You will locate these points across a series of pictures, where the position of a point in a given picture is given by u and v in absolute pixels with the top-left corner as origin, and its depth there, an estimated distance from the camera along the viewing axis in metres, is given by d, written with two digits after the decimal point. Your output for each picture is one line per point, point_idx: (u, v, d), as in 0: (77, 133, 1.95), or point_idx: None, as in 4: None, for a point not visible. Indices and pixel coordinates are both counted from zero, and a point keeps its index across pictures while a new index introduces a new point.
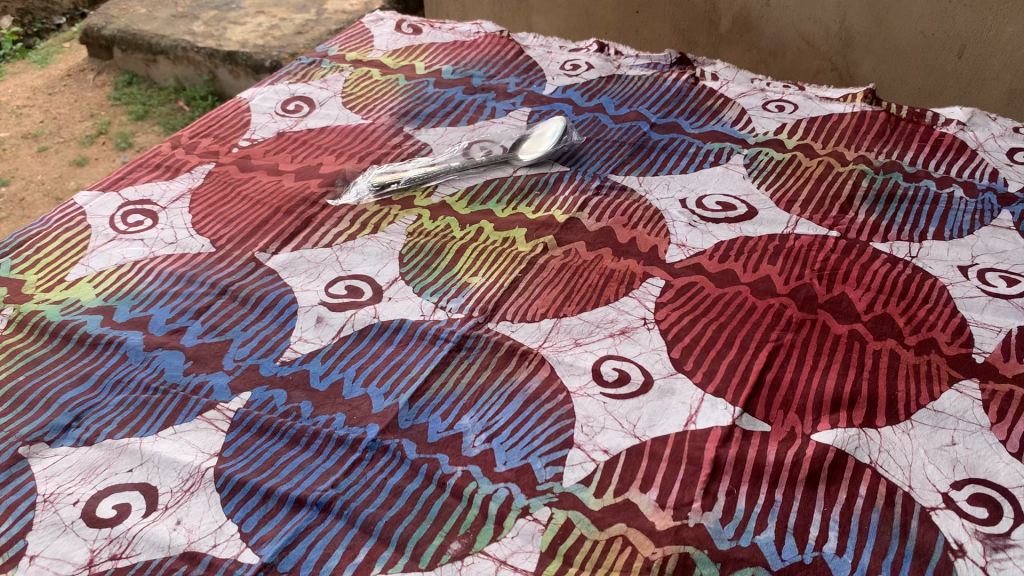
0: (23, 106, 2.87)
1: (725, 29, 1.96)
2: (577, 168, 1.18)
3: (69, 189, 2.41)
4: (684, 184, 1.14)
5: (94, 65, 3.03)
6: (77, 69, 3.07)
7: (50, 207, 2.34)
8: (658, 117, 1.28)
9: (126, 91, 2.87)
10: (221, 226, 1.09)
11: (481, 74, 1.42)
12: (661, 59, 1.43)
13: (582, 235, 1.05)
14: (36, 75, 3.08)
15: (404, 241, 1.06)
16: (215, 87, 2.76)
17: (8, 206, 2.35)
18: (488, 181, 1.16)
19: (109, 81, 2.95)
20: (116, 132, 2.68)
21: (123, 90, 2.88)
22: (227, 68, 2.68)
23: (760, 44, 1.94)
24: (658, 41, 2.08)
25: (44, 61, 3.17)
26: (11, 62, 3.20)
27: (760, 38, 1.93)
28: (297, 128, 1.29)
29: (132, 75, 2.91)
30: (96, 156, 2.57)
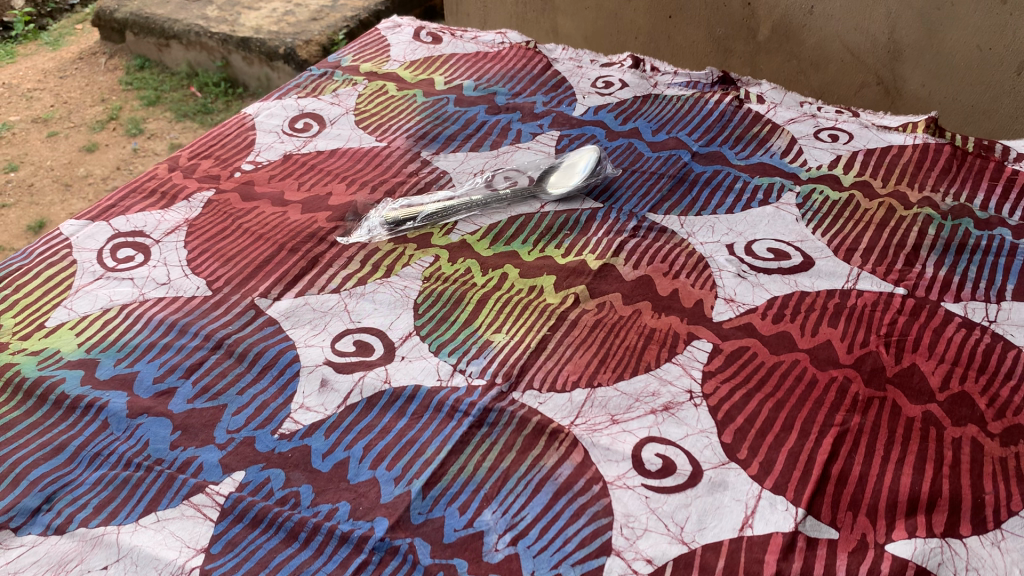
0: (32, 90, 2.77)
1: (763, 38, 1.83)
2: (612, 204, 1.07)
3: (79, 175, 2.31)
4: (731, 226, 1.03)
5: (106, 49, 2.93)
6: (89, 51, 2.96)
7: (59, 194, 2.24)
8: (700, 146, 1.17)
9: (138, 76, 2.77)
10: (218, 265, 0.99)
11: (505, 91, 1.31)
12: (701, 77, 1.32)
13: (618, 285, 0.95)
14: (47, 57, 2.99)
15: (420, 288, 0.95)
16: (228, 73, 2.65)
17: (18, 191, 2.25)
18: (513, 218, 1.05)
19: (121, 64, 2.85)
20: (128, 117, 2.57)
21: (134, 75, 2.78)
22: (240, 54, 2.58)
23: (801, 54, 1.81)
24: (690, 48, 1.96)
25: (57, 43, 3.08)
26: (24, 44, 3.11)
27: (801, 48, 1.80)
28: (306, 151, 1.19)
29: (144, 59, 2.81)
30: (107, 142, 2.46)
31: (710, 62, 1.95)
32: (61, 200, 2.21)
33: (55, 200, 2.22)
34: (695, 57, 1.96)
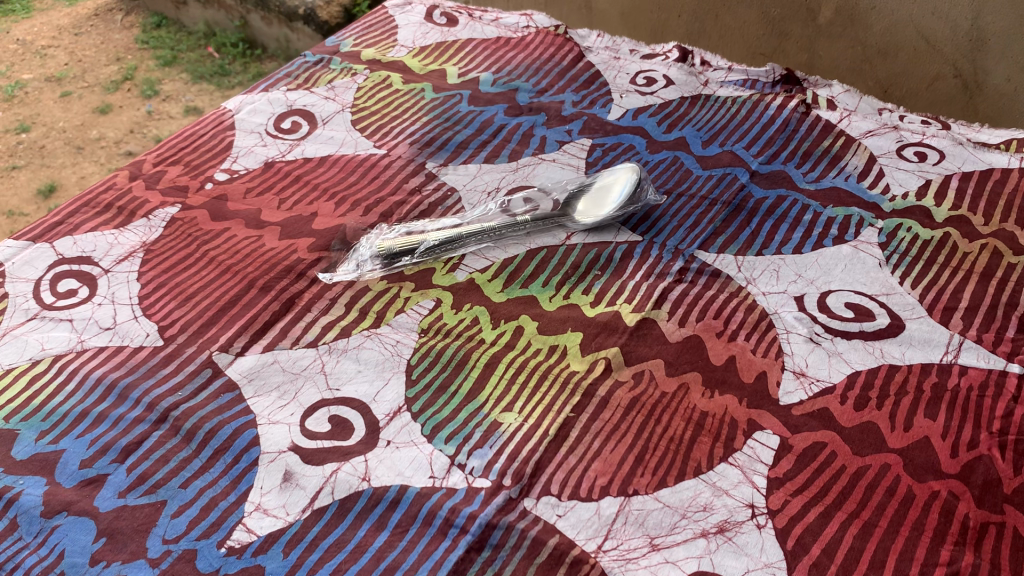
0: (47, 47, 2.54)
1: (824, 20, 1.54)
2: (653, 236, 0.88)
3: (92, 138, 2.10)
4: (799, 271, 0.84)
5: (123, 6, 2.73)
6: (105, 9, 2.75)
7: (72, 158, 2.04)
8: (760, 163, 0.98)
9: (155, 34, 2.57)
10: (175, 305, 0.82)
11: (529, 87, 1.12)
12: (759, 75, 1.12)
13: (660, 349, 0.76)
14: (63, 12, 2.76)
15: (416, 343, 0.78)
16: (246, 34, 2.48)
17: (27, 154, 2.05)
18: (533, 252, 0.87)
19: (137, 22, 2.65)
20: (141, 78, 2.36)
21: (151, 33, 2.58)
22: (259, 14, 2.39)
23: (866, 43, 1.52)
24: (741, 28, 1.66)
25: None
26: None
27: (868, 33, 1.50)
28: (290, 157, 1.01)
29: (161, 18, 2.63)
30: (121, 104, 2.25)
31: (761, 46, 1.65)
32: (72, 166, 2.01)
33: (67, 163, 2.02)
34: (745, 39, 1.67)
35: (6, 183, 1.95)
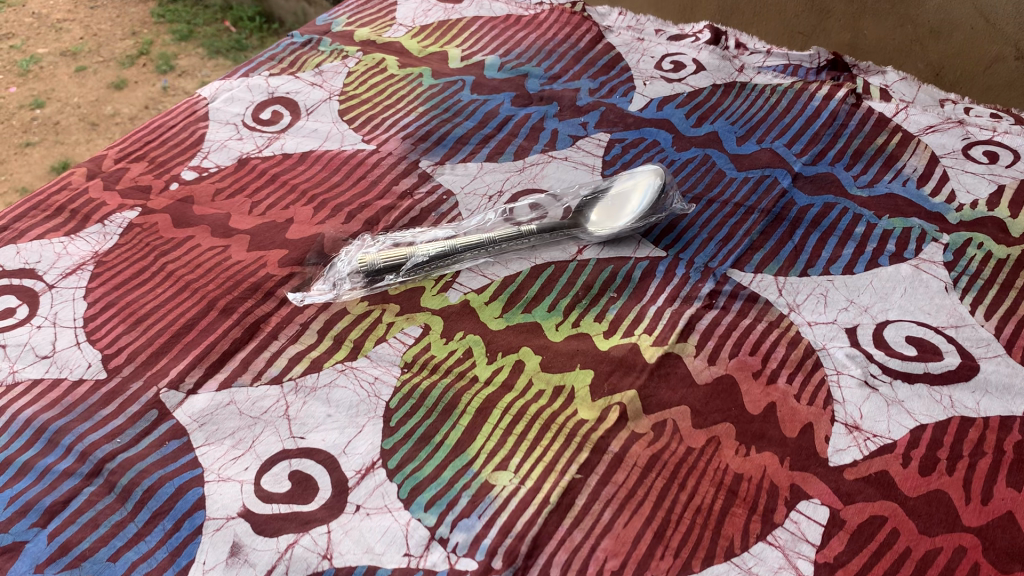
0: (62, 21, 2.26)
1: None
2: (679, 251, 0.76)
3: (108, 115, 1.90)
4: (850, 297, 0.71)
5: None
6: None
7: (86, 134, 1.85)
8: (804, 164, 0.84)
9: (170, 7, 2.35)
10: (123, 329, 0.72)
11: (540, 72, 0.99)
12: (802, 60, 0.99)
13: (685, 392, 0.64)
14: None
15: (397, 381, 0.66)
16: (263, 7, 2.31)
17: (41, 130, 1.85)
18: (539, 268, 0.75)
19: None
20: (156, 53, 2.13)
21: (167, 6, 2.36)
22: None
23: (919, 19, 1.18)
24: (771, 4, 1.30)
25: None
26: None
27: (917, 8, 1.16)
28: (267, 152, 0.89)
29: None
30: (136, 79, 2.04)
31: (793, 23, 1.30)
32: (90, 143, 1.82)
33: (81, 138, 1.83)
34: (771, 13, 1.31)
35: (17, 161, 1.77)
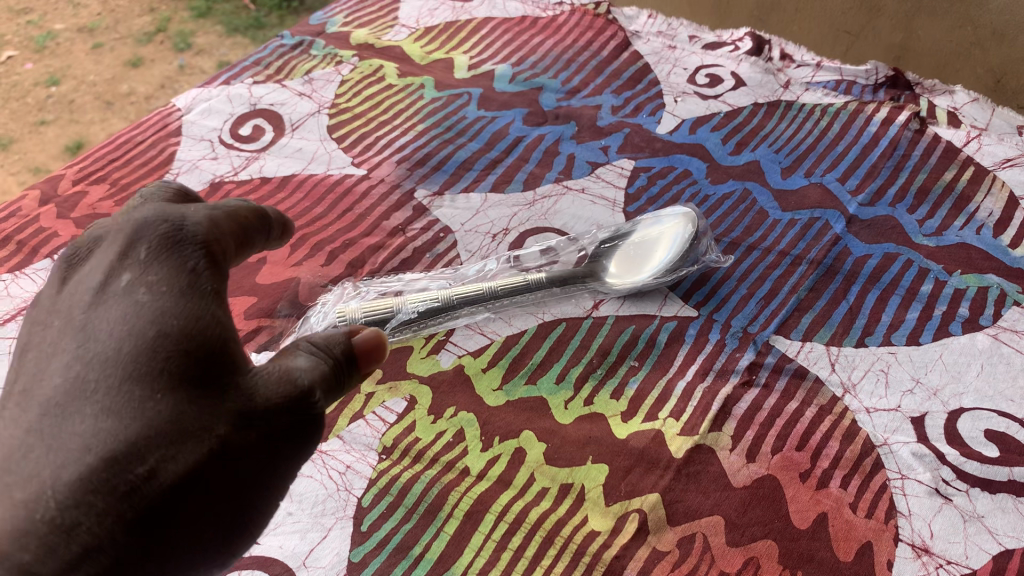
0: None
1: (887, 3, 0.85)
2: (713, 311, 0.65)
3: (131, 98, 1.30)
4: (916, 375, 0.60)
5: None
6: None
7: (104, 116, 1.26)
8: (861, 205, 0.73)
9: None
10: None
11: (557, 85, 0.88)
12: (857, 75, 0.87)
13: (719, 499, 0.53)
14: None
15: (373, 471, 0.56)
16: None
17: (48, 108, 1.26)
18: (548, 327, 0.64)
19: None
20: (176, 30, 1.45)
21: None
22: None
23: (980, 10, 0.79)
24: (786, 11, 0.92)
25: None
26: None
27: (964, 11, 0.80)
28: (243, 176, 0.79)
29: None
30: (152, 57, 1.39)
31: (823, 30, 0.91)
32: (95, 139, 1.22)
33: (97, 119, 1.25)
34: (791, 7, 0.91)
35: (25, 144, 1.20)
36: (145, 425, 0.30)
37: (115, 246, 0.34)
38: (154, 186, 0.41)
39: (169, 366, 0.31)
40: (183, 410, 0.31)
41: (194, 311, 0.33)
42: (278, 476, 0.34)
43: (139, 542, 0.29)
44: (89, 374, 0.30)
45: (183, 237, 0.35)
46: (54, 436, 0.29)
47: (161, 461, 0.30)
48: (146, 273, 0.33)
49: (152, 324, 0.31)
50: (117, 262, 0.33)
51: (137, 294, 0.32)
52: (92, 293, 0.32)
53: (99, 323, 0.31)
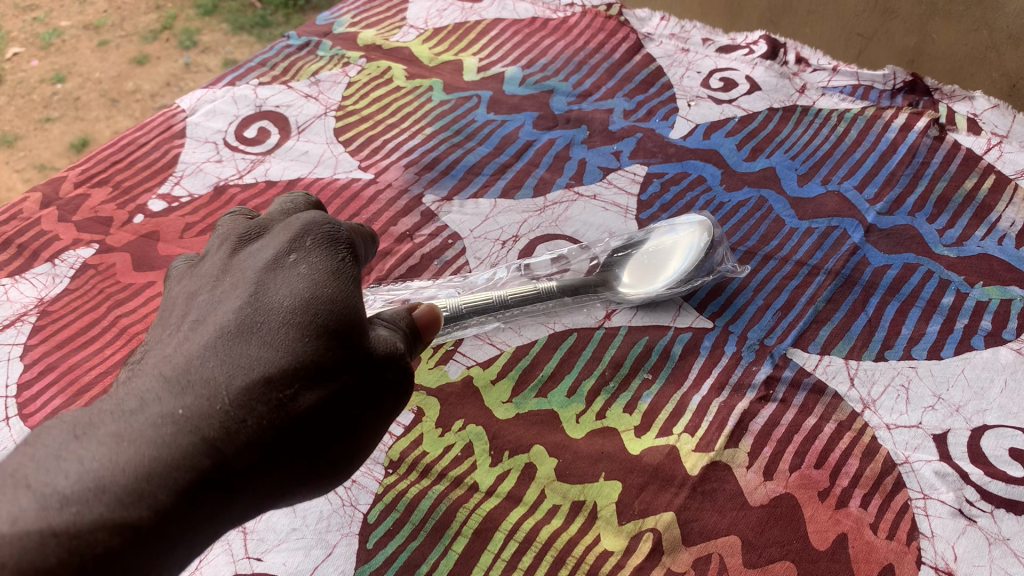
0: None
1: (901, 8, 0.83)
2: (728, 322, 0.63)
3: (137, 95, 1.28)
4: (937, 390, 0.58)
5: None
6: None
7: (110, 114, 1.24)
8: (879, 213, 0.71)
9: None
10: (62, 402, 0.60)
11: (567, 88, 0.86)
12: (874, 79, 0.85)
13: (735, 518, 0.52)
14: None
15: (379, 487, 0.55)
16: None
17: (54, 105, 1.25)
18: (558, 337, 0.63)
19: None
20: (182, 27, 1.43)
21: None
22: None
23: (997, 14, 0.77)
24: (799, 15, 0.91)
25: None
26: None
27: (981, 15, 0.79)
28: (247, 179, 0.77)
29: None
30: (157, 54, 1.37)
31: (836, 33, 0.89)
32: (102, 138, 1.21)
33: (103, 117, 1.24)
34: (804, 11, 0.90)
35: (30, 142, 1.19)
36: (295, 361, 0.38)
37: (288, 230, 0.43)
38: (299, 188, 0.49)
39: (320, 321, 0.39)
40: (325, 355, 0.39)
41: (347, 290, 0.41)
42: (374, 426, 0.41)
43: (278, 442, 0.38)
44: (258, 315, 0.39)
45: (340, 238, 0.43)
46: (225, 355, 0.38)
47: (302, 390, 0.38)
48: (312, 256, 0.42)
49: (317, 291, 0.40)
50: (293, 242, 0.42)
51: (300, 269, 0.41)
52: (267, 259, 0.41)
53: (272, 284, 0.40)
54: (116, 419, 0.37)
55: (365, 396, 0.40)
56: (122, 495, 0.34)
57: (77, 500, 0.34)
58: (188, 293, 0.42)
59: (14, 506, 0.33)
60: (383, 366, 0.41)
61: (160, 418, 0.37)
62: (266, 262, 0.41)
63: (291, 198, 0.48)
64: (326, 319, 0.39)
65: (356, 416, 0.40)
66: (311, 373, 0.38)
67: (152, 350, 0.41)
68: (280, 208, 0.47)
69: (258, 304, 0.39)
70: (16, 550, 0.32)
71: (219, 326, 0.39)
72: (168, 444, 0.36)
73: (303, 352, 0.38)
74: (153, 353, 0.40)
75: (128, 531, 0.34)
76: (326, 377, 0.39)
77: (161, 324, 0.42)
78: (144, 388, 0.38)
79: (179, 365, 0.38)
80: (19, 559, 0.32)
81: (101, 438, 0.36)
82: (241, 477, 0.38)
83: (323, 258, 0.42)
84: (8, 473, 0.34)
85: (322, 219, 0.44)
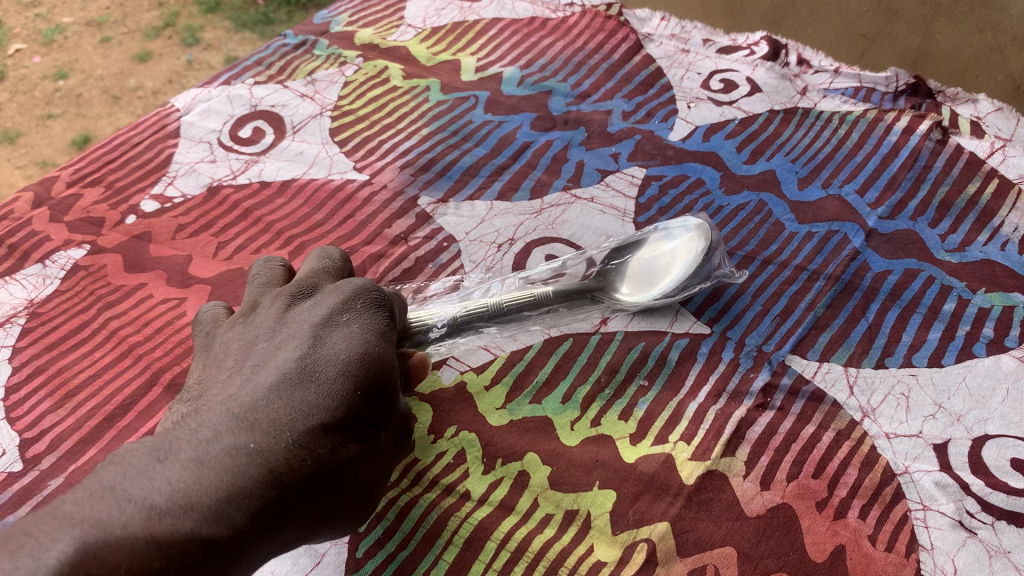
0: None
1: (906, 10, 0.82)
2: (726, 328, 0.62)
3: (137, 92, 1.27)
4: (938, 399, 0.57)
5: None
6: None
7: (109, 111, 1.23)
8: (880, 217, 0.70)
9: None
10: (49, 405, 0.60)
11: (566, 89, 0.85)
12: (876, 82, 0.83)
13: (731, 528, 0.51)
14: None
15: None
16: None
17: (53, 102, 1.24)
18: (554, 343, 0.62)
19: None
20: (184, 24, 1.40)
21: None
22: None
23: (1002, 14, 0.77)
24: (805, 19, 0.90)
25: None
26: None
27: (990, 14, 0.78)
28: (241, 180, 0.76)
29: None
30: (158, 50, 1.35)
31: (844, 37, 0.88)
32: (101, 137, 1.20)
33: (103, 113, 1.23)
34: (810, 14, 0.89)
35: (29, 141, 1.18)
36: (351, 409, 0.43)
37: (341, 292, 0.47)
38: (328, 251, 0.55)
39: (370, 377, 0.44)
40: (371, 409, 0.44)
41: (389, 350, 0.46)
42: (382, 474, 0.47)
43: (323, 483, 0.42)
44: (321, 364, 0.43)
45: (383, 298, 0.49)
46: (290, 397, 0.42)
47: (348, 437, 0.43)
48: (359, 315, 0.46)
49: (369, 346, 0.45)
50: (344, 306, 0.47)
51: (353, 326, 0.46)
52: (324, 313, 0.46)
53: (329, 338, 0.45)
54: (194, 446, 0.40)
55: (381, 451, 0.46)
56: (206, 515, 0.37)
57: (172, 514, 0.36)
58: (244, 342, 0.46)
59: (116, 515, 0.35)
60: (395, 428, 0.48)
61: (234, 448, 0.40)
62: (321, 318, 0.46)
63: (325, 261, 0.54)
64: (376, 374, 0.44)
65: (375, 469, 0.45)
66: (355, 423, 0.43)
67: (210, 392, 0.44)
68: (316, 267, 0.53)
69: (317, 354, 0.44)
70: (121, 553, 0.33)
71: (286, 368, 0.43)
72: (241, 472, 0.39)
73: (354, 402, 0.43)
74: (214, 393, 0.44)
75: (211, 547, 0.37)
76: (366, 426, 0.44)
77: (214, 370, 0.46)
78: (212, 421, 0.41)
79: (246, 403, 0.42)
80: (129, 561, 0.33)
81: (184, 462, 0.39)
82: (294, 510, 0.41)
83: (371, 318, 0.47)
84: (107, 487, 0.37)
85: (369, 283, 0.49)
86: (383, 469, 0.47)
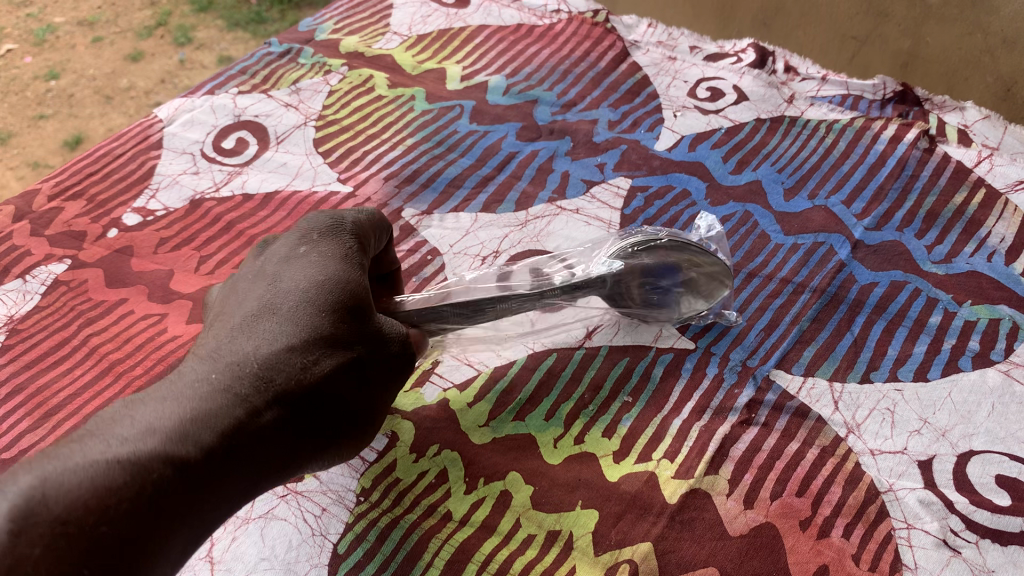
0: None
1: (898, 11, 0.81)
2: (711, 342, 0.62)
3: (128, 92, 1.26)
4: (923, 415, 0.57)
5: None
6: None
7: (100, 111, 1.22)
8: (866, 228, 0.70)
9: None
10: (28, 424, 0.59)
11: (552, 97, 0.85)
12: (864, 89, 0.83)
13: (714, 548, 0.51)
14: None
15: (350, 517, 0.53)
16: None
17: (43, 103, 1.23)
18: (538, 358, 0.61)
19: None
20: (176, 23, 1.39)
21: None
22: None
23: (992, 16, 0.76)
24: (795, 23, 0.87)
25: None
26: None
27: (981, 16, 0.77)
28: (223, 192, 0.76)
29: None
30: (149, 49, 1.34)
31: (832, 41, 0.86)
32: (91, 139, 1.19)
33: (95, 114, 1.22)
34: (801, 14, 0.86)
35: (18, 143, 1.17)
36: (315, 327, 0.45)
37: (295, 233, 0.50)
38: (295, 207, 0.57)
39: (331, 298, 0.46)
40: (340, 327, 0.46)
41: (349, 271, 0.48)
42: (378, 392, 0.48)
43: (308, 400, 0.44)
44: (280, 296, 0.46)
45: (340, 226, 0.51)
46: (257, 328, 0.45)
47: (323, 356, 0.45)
48: (314, 246, 0.49)
49: (324, 270, 0.47)
50: (299, 242, 0.49)
51: (308, 257, 0.48)
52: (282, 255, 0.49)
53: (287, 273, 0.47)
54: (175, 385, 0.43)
55: (370, 366, 0.47)
56: (187, 420, 0.40)
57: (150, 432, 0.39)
58: (224, 297, 0.49)
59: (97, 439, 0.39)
60: (382, 347, 0.48)
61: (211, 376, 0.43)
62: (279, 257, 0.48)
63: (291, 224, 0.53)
64: (338, 293, 0.46)
65: (363, 384, 0.47)
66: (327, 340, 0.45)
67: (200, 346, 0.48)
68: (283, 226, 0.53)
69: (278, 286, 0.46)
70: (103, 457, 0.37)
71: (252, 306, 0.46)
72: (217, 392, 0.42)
73: (322, 321, 0.45)
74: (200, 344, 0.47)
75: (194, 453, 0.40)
76: (341, 344, 0.46)
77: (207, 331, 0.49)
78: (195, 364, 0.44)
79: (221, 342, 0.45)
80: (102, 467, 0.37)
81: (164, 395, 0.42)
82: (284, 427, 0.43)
83: (327, 247, 0.49)
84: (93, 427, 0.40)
85: (320, 216, 0.51)
86: (381, 391, 0.48)
